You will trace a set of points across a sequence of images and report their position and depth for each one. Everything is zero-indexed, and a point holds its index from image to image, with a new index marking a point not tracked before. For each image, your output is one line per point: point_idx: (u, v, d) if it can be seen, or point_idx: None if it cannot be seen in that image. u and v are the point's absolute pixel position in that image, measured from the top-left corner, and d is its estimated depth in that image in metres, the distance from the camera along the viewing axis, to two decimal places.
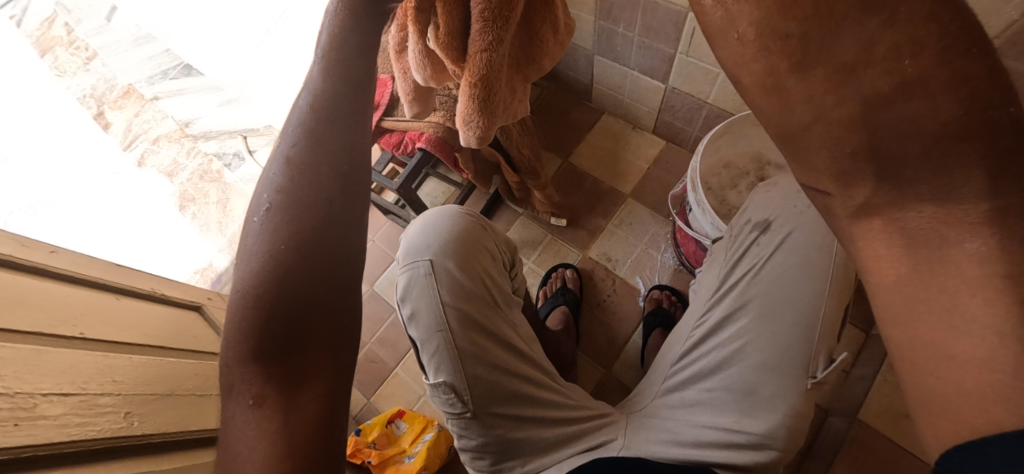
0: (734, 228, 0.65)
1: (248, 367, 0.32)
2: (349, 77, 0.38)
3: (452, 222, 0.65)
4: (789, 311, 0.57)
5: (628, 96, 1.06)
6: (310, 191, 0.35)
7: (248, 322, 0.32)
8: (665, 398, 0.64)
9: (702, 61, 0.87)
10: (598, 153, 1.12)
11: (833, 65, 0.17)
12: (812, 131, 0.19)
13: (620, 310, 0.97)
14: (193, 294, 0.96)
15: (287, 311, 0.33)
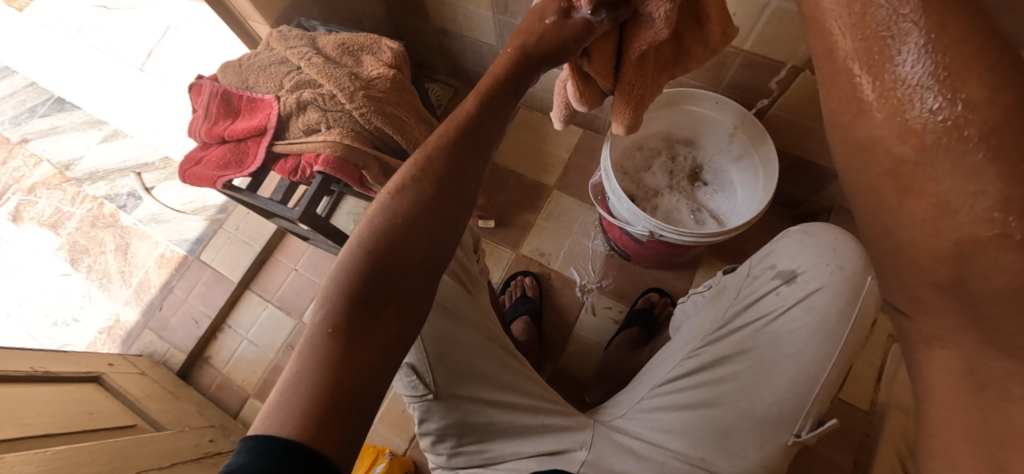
0: (753, 268, 0.66)
1: (331, 311, 0.36)
2: (486, 101, 0.43)
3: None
4: (788, 363, 0.57)
5: (539, 87, 1.06)
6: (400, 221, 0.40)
7: (331, 314, 0.36)
8: (635, 417, 0.62)
9: None
10: (518, 148, 1.11)
11: (939, 198, 0.18)
12: (925, 263, 0.19)
13: (557, 303, 0.97)
14: (91, 360, 0.85)
15: (351, 309, 0.36)
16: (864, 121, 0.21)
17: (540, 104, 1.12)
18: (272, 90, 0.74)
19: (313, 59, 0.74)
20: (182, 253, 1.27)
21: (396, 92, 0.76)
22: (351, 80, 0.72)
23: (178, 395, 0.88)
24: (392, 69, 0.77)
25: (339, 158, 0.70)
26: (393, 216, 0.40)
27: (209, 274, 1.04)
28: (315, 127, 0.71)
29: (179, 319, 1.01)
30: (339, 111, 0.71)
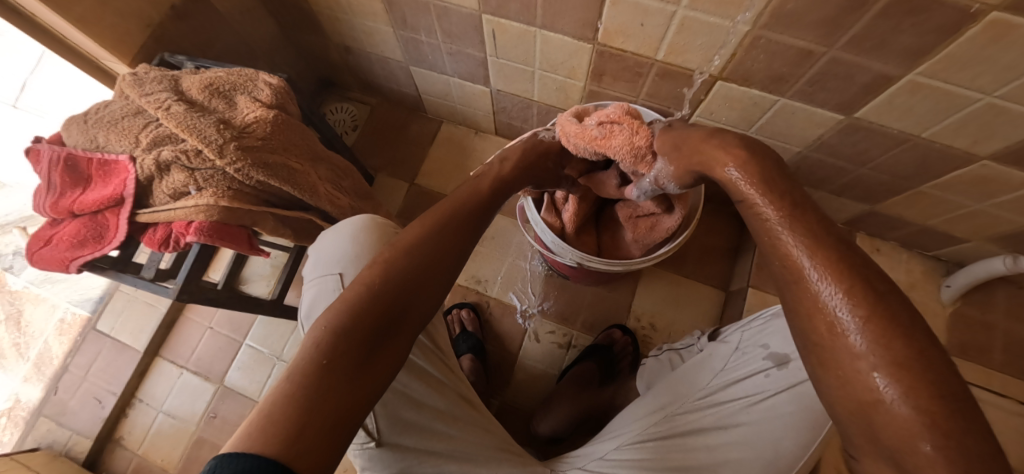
0: (738, 340, 0.61)
1: (335, 331, 0.41)
2: (500, 184, 0.59)
3: (365, 227, 0.68)
4: (764, 456, 0.52)
5: (459, 102, 0.98)
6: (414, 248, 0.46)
7: (327, 337, 0.40)
8: (590, 465, 0.59)
9: (513, 62, 0.80)
10: (445, 168, 1.04)
11: (843, 368, 0.27)
12: (881, 405, 0.25)
13: (498, 333, 0.92)
14: None
15: (354, 334, 0.41)
16: (789, 267, 0.31)
17: (464, 119, 1.04)
18: (127, 149, 0.63)
19: (172, 108, 0.63)
20: (85, 317, 1.13)
21: (279, 136, 0.67)
22: (217, 131, 0.61)
23: None
24: (272, 110, 0.67)
25: (218, 223, 0.61)
26: (401, 258, 0.45)
27: (110, 345, 0.93)
28: (184, 190, 0.61)
29: (81, 401, 0.90)
30: (209, 169, 0.61)
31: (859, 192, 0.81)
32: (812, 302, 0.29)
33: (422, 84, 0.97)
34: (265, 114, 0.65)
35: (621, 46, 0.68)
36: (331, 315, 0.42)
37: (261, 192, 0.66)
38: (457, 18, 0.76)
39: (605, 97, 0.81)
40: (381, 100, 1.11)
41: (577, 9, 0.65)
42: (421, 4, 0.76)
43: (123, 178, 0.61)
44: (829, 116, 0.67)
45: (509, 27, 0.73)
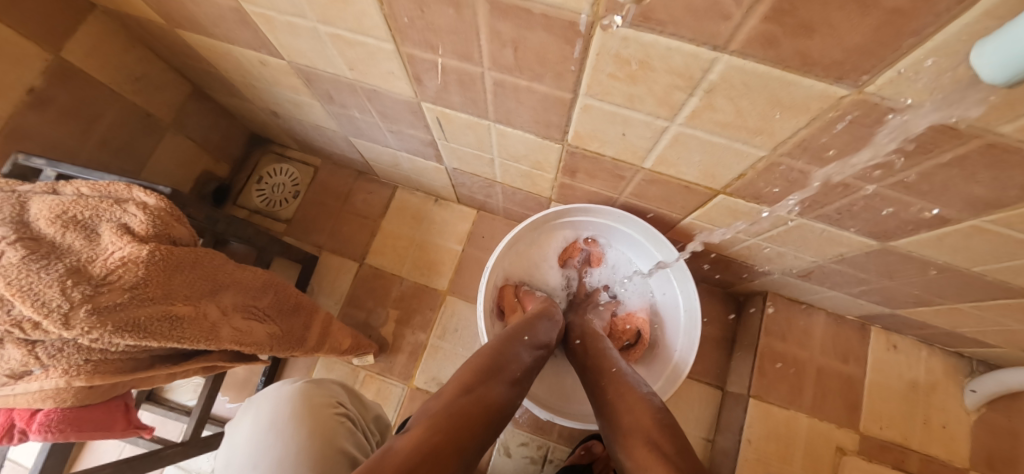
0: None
1: (468, 391, 0.49)
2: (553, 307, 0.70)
3: (300, 417, 0.61)
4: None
5: (410, 172, 0.83)
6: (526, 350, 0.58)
7: (456, 399, 0.47)
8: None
9: (465, 147, 0.65)
10: (399, 245, 0.89)
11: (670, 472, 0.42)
12: None
13: None
14: None
15: (476, 404, 0.47)
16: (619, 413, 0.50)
17: (420, 186, 0.89)
18: None
19: (3, 256, 0.48)
20: None
21: (161, 276, 0.52)
22: (64, 290, 0.47)
23: None
24: (148, 243, 0.52)
25: (75, 410, 0.48)
26: (496, 393, 0.50)
27: None
28: (22, 368, 0.46)
29: None
30: (55, 341, 0.46)
31: (881, 298, 0.68)
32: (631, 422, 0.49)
33: (366, 153, 0.81)
34: (134, 256, 0.50)
35: (597, 150, 0.54)
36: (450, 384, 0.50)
37: (139, 352, 0.52)
38: (391, 102, 0.60)
39: (581, 190, 0.65)
40: (325, 160, 0.95)
41: (536, 110, 0.50)
42: (345, 84, 0.59)
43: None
44: (857, 239, 0.53)
45: (455, 116, 0.57)
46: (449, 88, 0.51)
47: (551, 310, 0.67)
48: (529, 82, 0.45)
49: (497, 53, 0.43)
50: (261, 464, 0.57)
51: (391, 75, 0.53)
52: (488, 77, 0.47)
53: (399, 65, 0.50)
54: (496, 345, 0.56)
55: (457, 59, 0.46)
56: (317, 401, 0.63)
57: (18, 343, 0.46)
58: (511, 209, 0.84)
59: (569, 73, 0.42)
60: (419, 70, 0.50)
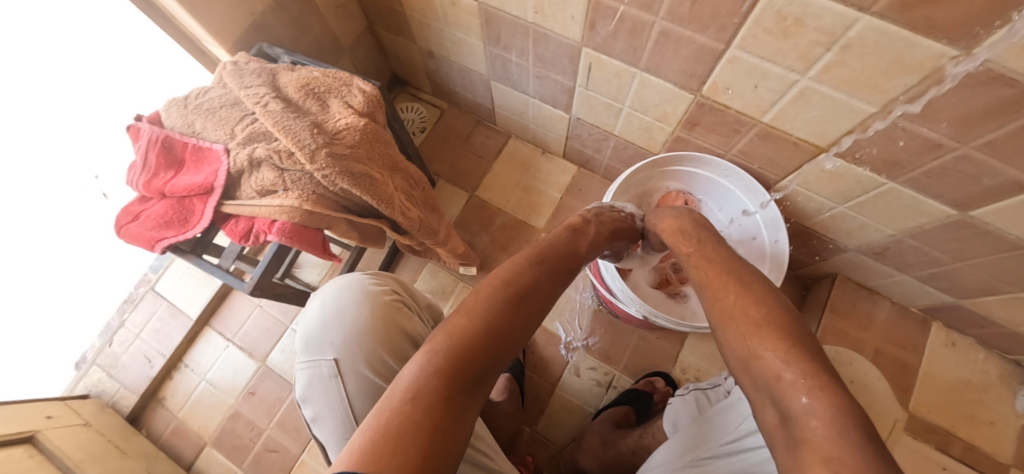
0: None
1: (484, 313, 0.48)
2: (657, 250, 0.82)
3: (360, 303, 0.67)
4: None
5: (533, 121, 0.97)
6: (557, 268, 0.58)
7: (467, 321, 0.47)
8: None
9: (602, 95, 0.78)
10: (507, 185, 1.03)
11: (787, 372, 0.40)
12: (794, 391, 0.38)
13: (539, 360, 0.92)
14: (26, 415, 0.77)
15: (494, 327, 0.47)
16: (728, 307, 0.48)
17: (534, 138, 1.03)
18: (223, 138, 0.64)
19: (270, 105, 0.64)
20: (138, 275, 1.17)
21: (367, 145, 0.67)
22: (313, 135, 0.62)
23: (122, 452, 0.81)
24: (363, 118, 0.67)
25: (300, 226, 0.62)
26: (508, 312, 0.49)
27: (165, 307, 0.97)
28: (272, 186, 0.62)
29: (129, 359, 0.94)
30: (298, 171, 0.62)
31: (948, 284, 0.75)
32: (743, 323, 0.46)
33: (499, 98, 0.96)
34: (358, 123, 0.65)
35: (725, 103, 0.66)
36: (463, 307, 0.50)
37: (341, 199, 0.66)
38: (554, 46, 0.73)
39: (692, 144, 0.78)
40: (451, 105, 1.11)
41: (686, 59, 0.63)
42: (520, 27, 0.73)
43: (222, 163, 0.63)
44: (940, 208, 0.62)
45: (608, 63, 0.70)
46: (617, 35, 0.64)
47: (584, 226, 0.65)
48: (692, 32, 0.58)
49: (677, 5, 0.55)
50: (331, 343, 0.64)
51: (571, 20, 0.66)
52: (658, 26, 0.60)
53: (582, 11, 0.64)
54: (529, 269, 0.55)
55: (639, 8, 0.59)
56: (372, 291, 0.70)
57: (273, 167, 0.62)
58: (613, 167, 0.96)
59: (731, 26, 0.55)
60: (598, 16, 0.63)
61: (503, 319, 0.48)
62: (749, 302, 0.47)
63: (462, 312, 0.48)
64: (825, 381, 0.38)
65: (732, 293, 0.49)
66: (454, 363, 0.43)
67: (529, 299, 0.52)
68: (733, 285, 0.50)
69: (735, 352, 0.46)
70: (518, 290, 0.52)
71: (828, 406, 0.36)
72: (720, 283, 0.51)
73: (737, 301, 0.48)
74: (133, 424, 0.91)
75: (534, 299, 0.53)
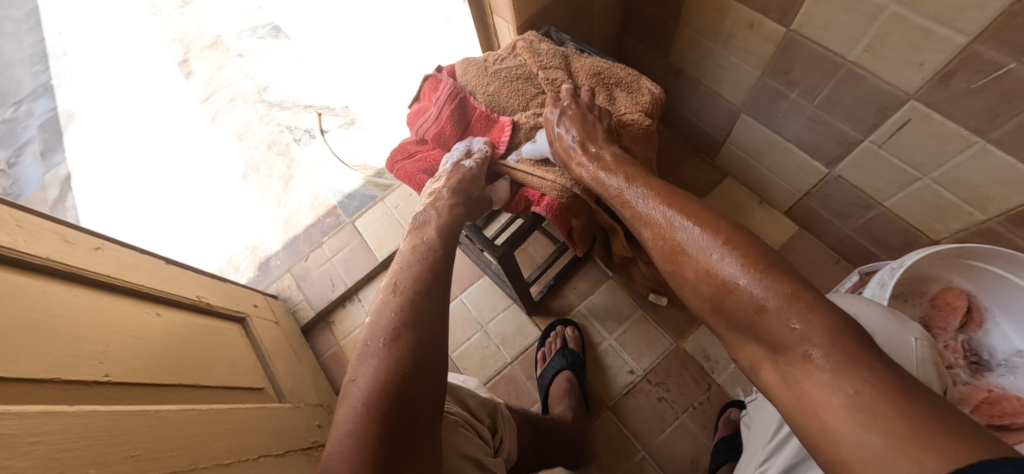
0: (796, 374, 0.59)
1: (376, 375, 0.39)
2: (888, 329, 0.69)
3: None
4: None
5: (769, 166, 0.92)
6: (416, 300, 0.46)
7: (372, 396, 0.37)
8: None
9: (898, 158, 0.68)
10: None
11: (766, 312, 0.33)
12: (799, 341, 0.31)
13: (711, 422, 0.80)
14: (240, 298, 0.86)
15: (389, 408, 0.36)
16: (678, 259, 0.40)
17: (758, 183, 0.99)
18: (513, 105, 0.66)
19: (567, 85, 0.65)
20: (333, 204, 1.31)
21: (643, 145, 0.64)
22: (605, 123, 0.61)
23: (298, 358, 0.87)
24: (647, 118, 0.64)
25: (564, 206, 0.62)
26: (396, 373, 0.39)
27: (359, 242, 1.05)
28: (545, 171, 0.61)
29: (320, 275, 1.03)
30: None
31: None
32: (696, 272, 0.38)
33: (741, 133, 0.92)
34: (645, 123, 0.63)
35: None
36: (367, 378, 0.39)
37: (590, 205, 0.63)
38: (864, 91, 0.65)
39: (1005, 241, 0.64)
40: (669, 130, 1.11)
41: None
42: (829, 63, 0.66)
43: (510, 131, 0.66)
44: None
45: (937, 124, 0.60)
46: (979, 94, 0.54)
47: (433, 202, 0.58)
48: None
49: None
50: None
51: (916, 66, 0.57)
52: None
53: (941, 59, 0.54)
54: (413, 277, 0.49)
55: None
56: None
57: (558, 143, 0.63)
58: (851, 237, 0.86)
59: None
60: (963, 69, 0.53)
61: (410, 350, 0.41)
62: (710, 235, 0.38)
63: (355, 400, 0.38)
64: (815, 299, 0.31)
65: (673, 251, 0.41)
66: (370, 426, 0.35)
67: (431, 347, 0.42)
68: (678, 207, 0.43)
69: (702, 301, 0.39)
70: (382, 346, 0.41)
71: (819, 330, 0.30)
72: (676, 253, 0.41)
73: (701, 233, 0.39)
74: (305, 336, 0.99)
75: (421, 355, 0.41)
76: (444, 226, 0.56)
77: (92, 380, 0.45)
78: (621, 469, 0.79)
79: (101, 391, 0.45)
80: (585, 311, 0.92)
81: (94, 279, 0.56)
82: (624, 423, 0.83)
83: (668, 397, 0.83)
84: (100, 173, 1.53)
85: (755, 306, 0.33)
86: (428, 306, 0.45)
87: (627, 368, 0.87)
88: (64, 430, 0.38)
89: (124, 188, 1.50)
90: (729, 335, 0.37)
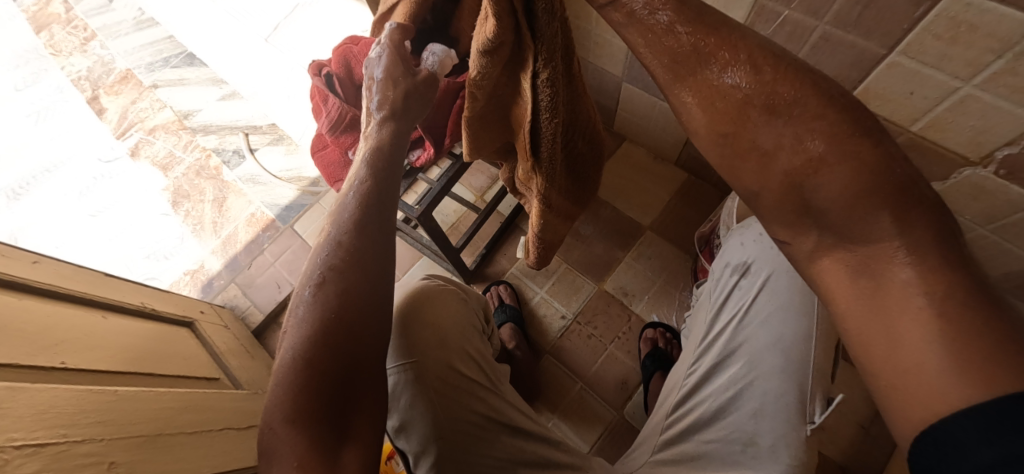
0: (767, 267, 0.61)
1: (306, 323, 0.37)
2: None
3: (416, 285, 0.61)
4: (781, 378, 0.55)
5: (655, 124, 1.03)
6: (343, 242, 0.41)
7: (303, 343, 0.36)
8: (659, 450, 0.61)
9: None
10: (620, 181, 1.08)
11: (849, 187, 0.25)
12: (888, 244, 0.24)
13: (634, 347, 0.93)
14: (187, 306, 0.89)
15: (328, 348, 0.36)
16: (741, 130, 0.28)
17: (650, 141, 1.09)
18: None
19: None
20: (271, 216, 1.34)
21: None
22: None
23: (252, 355, 0.90)
24: None
25: None
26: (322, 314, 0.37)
27: (301, 243, 1.09)
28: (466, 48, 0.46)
29: (265, 280, 1.07)
30: None
31: None
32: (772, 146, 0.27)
33: (626, 98, 1.04)
34: None
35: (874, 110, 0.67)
36: (295, 329, 0.37)
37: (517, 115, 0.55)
38: None
39: None
40: None
41: (842, 65, 0.65)
42: None
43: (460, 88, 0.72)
44: None
45: None
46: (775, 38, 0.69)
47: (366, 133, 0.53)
48: (855, 37, 0.60)
49: (846, 10, 0.58)
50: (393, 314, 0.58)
51: None
52: (819, 31, 0.63)
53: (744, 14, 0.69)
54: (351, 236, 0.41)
55: (804, 12, 0.63)
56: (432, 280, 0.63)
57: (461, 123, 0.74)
58: None
59: (899, 31, 0.55)
60: (759, 20, 0.68)
61: (341, 297, 0.38)
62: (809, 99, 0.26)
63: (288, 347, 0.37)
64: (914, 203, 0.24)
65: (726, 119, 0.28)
66: (311, 384, 0.35)
67: (357, 292, 0.38)
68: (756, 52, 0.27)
69: (766, 182, 0.28)
70: (310, 291, 0.39)
71: (925, 232, 0.24)
72: (738, 112, 0.28)
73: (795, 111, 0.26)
74: (258, 339, 1.02)
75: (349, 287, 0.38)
76: (379, 144, 0.50)
77: (51, 366, 0.49)
78: (564, 399, 0.90)
79: (61, 373, 0.49)
80: (517, 273, 1.02)
81: (40, 287, 0.59)
82: (561, 361, 0.93)
83: (597, 332, 0.95)
84: (11, 221, 1.46)
85: (828, 178, 0.25)
86: (354, 246, 0.40)
87: (560, 314, 0.98)
88: (34, 399, 0.42)
89: (40, 233, 1.43)
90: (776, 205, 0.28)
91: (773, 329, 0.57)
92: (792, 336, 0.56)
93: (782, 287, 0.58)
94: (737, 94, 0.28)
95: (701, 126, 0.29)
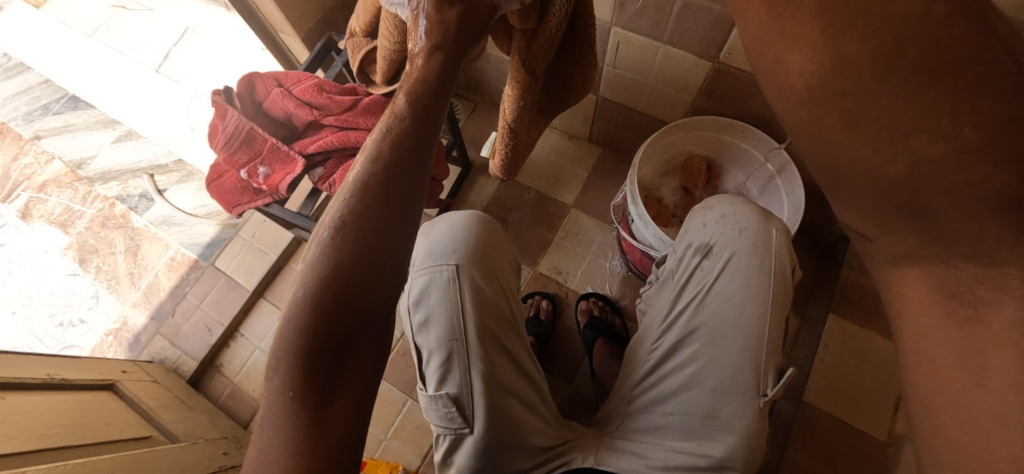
0: (730, 245, 0.64)
1: (306, 284, 0.31)
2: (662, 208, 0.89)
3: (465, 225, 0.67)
4: (736, 352, 0.60)
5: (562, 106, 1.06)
6: (360, 215, 0.32)
7: (306, 306, 0.30)
8: (629, 422, 0.65)
9: (628, 72, 0.86)
10: (539, 166, 1.11)
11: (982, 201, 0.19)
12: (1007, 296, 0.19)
13: (573, 323, 0.97)
14: (105, 369, 0.83)
15: (328, 320, 0.30)
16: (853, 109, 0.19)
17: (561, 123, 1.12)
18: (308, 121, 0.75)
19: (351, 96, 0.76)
20: (192, 258, 1.26)
21: None
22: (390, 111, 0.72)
23: (188, 405, 0.86)
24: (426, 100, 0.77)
25: None
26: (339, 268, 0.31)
27: (225, 281, 1.04)
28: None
29: (193, 326, 1.01)
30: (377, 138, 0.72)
31: None
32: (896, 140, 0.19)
33: None
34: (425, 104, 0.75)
35: (741, 67, 0.72)
36: (305, 277, 0.31)
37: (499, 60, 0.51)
38: None
39: (711, 112, 0.86)
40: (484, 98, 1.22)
41: (705, 29, 0.69)
42: None
43: (366, 108, 0.74)
44: None
45: (634, 40, 0.79)
46: (644, 11, 0.72)
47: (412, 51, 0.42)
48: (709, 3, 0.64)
49: None
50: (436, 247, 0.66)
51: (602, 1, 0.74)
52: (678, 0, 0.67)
53: None
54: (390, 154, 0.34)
55: None
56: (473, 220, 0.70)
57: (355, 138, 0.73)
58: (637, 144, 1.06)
59: None
60: None
61: (351, 250, 0.31)
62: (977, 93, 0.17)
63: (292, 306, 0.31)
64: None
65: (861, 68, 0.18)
66: (313, 323, 0.31)
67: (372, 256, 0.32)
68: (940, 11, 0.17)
69: (870, 160, 0.20)
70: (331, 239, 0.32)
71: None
72: (879, 51, 0.18)
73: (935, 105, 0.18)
74: (196, 388, 0.97)
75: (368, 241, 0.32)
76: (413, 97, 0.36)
77: None
78: None
79: None
80: None
81: None
82: None
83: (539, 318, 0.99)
84: None
85: (970, 175, 0.18)
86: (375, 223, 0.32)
87: None
88: None
89: None
90: (869, 191, 0.21)
91: (739, 308, 0.61)
92: (753, 313, 0.61)
93: (749, 269, 0.62)
94: (906, 21, 0.17)
95: (801, 71, 0.20)
